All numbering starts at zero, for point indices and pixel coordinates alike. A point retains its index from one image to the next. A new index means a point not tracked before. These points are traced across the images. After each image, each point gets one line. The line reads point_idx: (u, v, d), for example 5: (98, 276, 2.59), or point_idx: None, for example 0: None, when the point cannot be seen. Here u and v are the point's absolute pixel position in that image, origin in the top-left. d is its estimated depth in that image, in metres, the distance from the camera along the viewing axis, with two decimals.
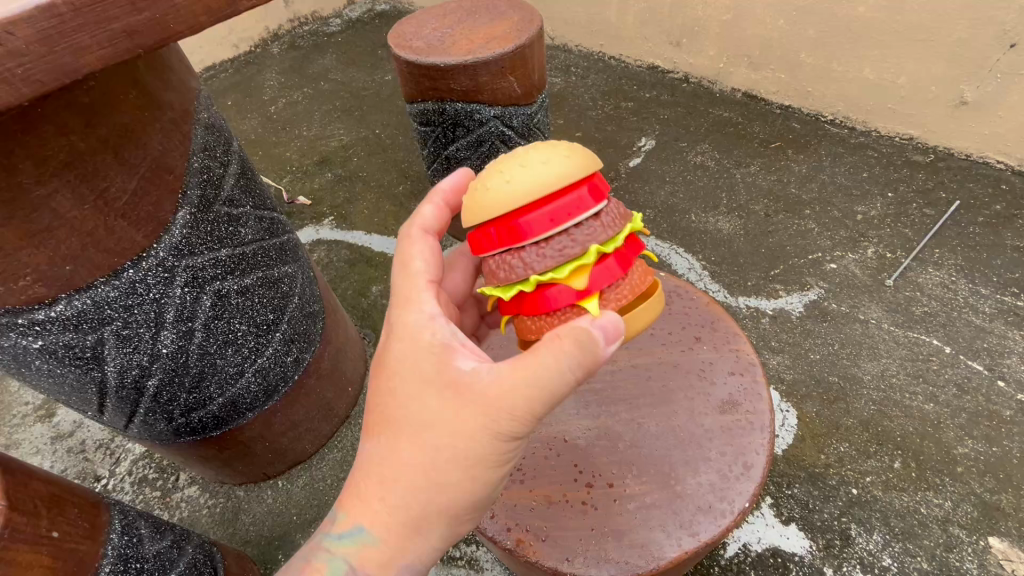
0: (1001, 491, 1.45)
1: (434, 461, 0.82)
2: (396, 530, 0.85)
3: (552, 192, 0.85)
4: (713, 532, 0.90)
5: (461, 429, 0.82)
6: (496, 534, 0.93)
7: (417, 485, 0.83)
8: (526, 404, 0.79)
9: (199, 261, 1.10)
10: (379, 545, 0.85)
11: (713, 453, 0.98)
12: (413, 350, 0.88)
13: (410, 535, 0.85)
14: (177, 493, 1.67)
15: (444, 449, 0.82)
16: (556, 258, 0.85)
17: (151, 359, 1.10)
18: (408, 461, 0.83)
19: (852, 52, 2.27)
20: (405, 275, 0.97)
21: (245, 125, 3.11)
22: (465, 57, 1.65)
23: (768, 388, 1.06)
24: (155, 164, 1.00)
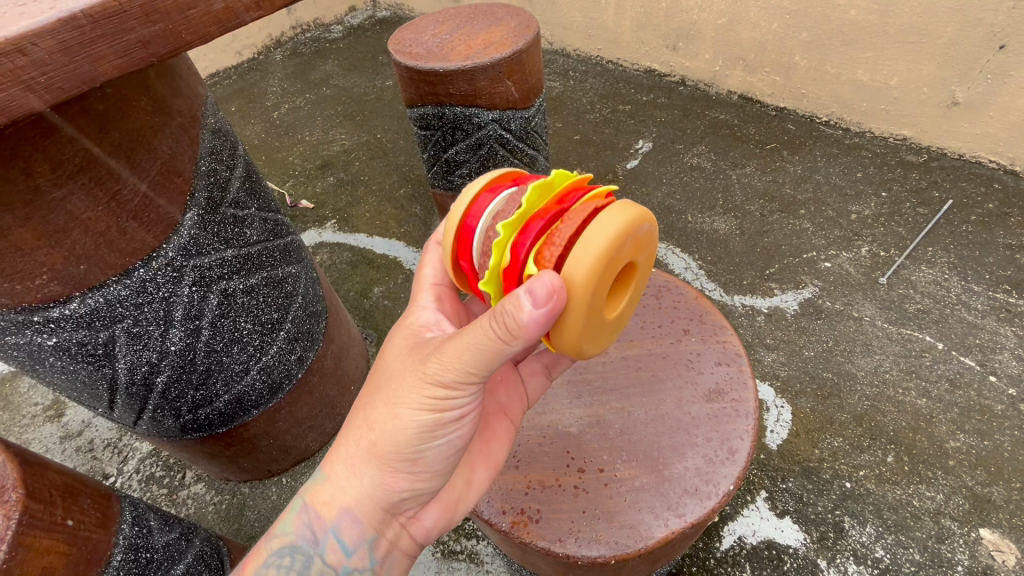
0: (993, 484, 1.48)
1: (372, 401, 0.86)
2: (340, 469, 0.88)
3: (460, 217, 0.88)
4: (699, 514, 0.93)
5: (399, 373, 0.85)
6: (491, 516, 0.96)
7: (359, 423, 0.87)
8: (450, 346, 0.79)
9: (206, 261, 1.13)
10: (325, 482, 0.89)
11: (700, 439, 1.01)
12: (400, 327, 0.98)
13: (347, 476, 0.87)
14: (183, 490, 1.71)
15: (382, 390, 0.86)
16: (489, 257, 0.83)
17: (160, 356, 1.14)
18: (358, 403, 0.89)
19: (845, 54, 2.30)
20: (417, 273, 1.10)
21: (249, 130, 3.16)
22: (463, 62, 1.69)
23: (754, 377, 1.09)
24: (165, 167, 1.04)
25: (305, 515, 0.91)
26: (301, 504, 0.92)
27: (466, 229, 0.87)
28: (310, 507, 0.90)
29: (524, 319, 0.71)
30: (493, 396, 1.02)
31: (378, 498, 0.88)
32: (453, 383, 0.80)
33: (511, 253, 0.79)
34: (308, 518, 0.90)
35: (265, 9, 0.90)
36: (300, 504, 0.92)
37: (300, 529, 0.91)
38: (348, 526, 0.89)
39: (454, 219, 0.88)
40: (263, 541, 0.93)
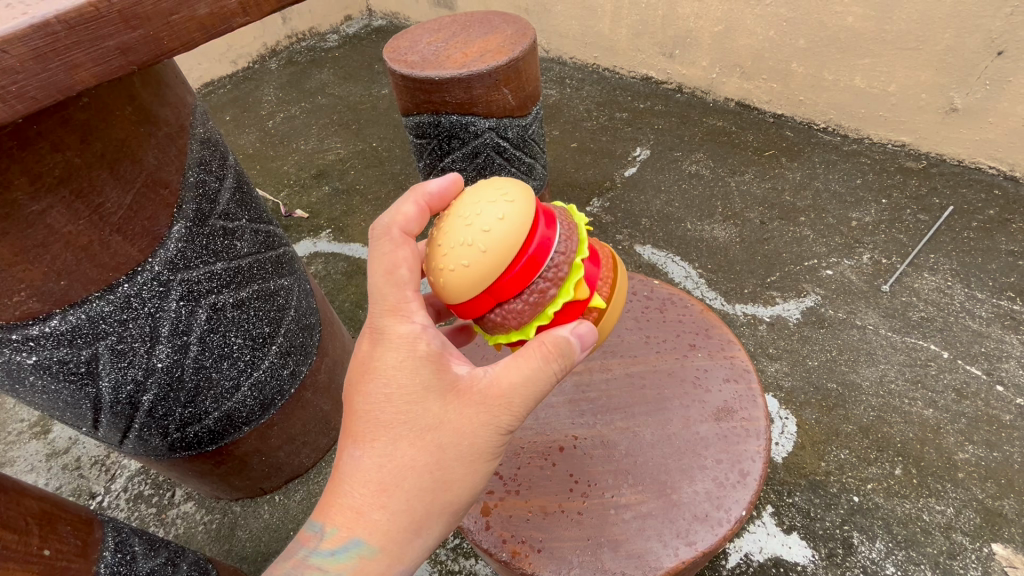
0: (1003, 497, 1.44)
1: (439, 460, 0.81)
2: (398, 536, 0.81)
3: (525, 239, 0.83)
4: (710, 542, 0.89)
5: (465, 429, 0.81)
6: (491, 546, 0.92)
7: (426, 487, 0.82)
8: (525, 397, 0.81)
9: (194, 275, 1.10)
10: (377, 555, 0.81)
11: (709, 461, 0.97)
12: (410, 359, 0.83)
13: (409, 539, 0.82)
14: (173, 510, 1.66)
15: (449, 447, 0.81)
16: (554, 286, 0.84)
17: (146, 373, 1.10)
18: (407, 462, 0.81)
19: (842, 61, 2.30)
20: (385, 276, 0.88)
21: (243, 139, 3.14)
22: (459, 70, 1.67)
23: (763, 395, 1.06)
24: (151, 178, 1.00)
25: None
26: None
27: (533, 254, 0.83)
28: None
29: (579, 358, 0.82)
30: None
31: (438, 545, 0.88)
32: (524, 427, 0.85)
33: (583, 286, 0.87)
34: None
35: (253, 14, 0.86)
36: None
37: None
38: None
39: (521, 241, 0.82)
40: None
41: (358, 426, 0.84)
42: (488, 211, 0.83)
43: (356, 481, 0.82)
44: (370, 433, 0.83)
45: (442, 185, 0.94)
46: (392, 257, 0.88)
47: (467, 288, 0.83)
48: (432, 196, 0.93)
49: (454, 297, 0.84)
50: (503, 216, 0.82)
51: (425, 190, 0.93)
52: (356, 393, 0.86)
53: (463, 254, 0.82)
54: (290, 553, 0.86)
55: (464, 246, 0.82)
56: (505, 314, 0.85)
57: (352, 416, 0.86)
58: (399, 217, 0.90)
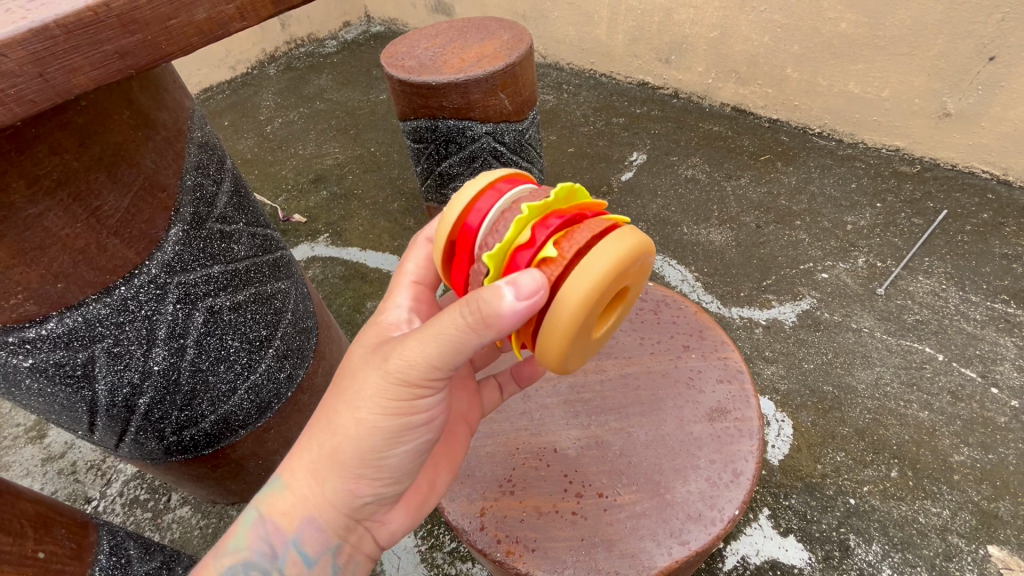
0: (999, 499, 1.45)
1: (335, 403, 0.85)
2: (300, 474, 0.88)
3: (473, 197, 0.84)
4: (703, 541, 0.90)
5: (361, 374, 0.85)
6: (486, 546, 0.92)
7: (320, 426, 0.87)
8: (413, 343, 0.79)
9: (191, 278, 1.10)
10: (282, 491, 0.88)
11: (703, 461, 0.97)
12: (372, 325, 0.97)
13: (309, 482, 0.87)
14: (169, 514, 1.65)
15: (346, 391, 0.85)
16: (498, 234, 0.79)
17: (142, 376, 1.10)
18: (322, 403, 0.88)
19: (836, 67, 2.32)
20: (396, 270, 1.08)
21: (242, 145, 3.15)
22: (456, 75, 1.68)
23: (756, 395, 1.07)
24: (148, 182, 1.01)
25: (260, 527, 0.90)
26: (255, 517, 0.90)
27: (479, 208, 0.83)
28: (265, 520, 0.89)
29: (501, 308, 0.70)
30: (455, 402, 1.02)
31: (341, 505, 0.88)
32: (417, 383, 0.81)
33: (530, 235, 0.77)
34: (264, 530, 0.89)
35: (251, 19, 0.87)
36: (255, 515, 0.91)
37: (253, 543, 0.90)
38: (311, 535, 0.89)
39: (467, 198, 0.83)
40: (213, 558, 0.91)
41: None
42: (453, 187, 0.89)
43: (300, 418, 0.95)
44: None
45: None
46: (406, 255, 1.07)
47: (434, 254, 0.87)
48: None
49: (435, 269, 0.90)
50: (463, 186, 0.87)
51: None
52: None
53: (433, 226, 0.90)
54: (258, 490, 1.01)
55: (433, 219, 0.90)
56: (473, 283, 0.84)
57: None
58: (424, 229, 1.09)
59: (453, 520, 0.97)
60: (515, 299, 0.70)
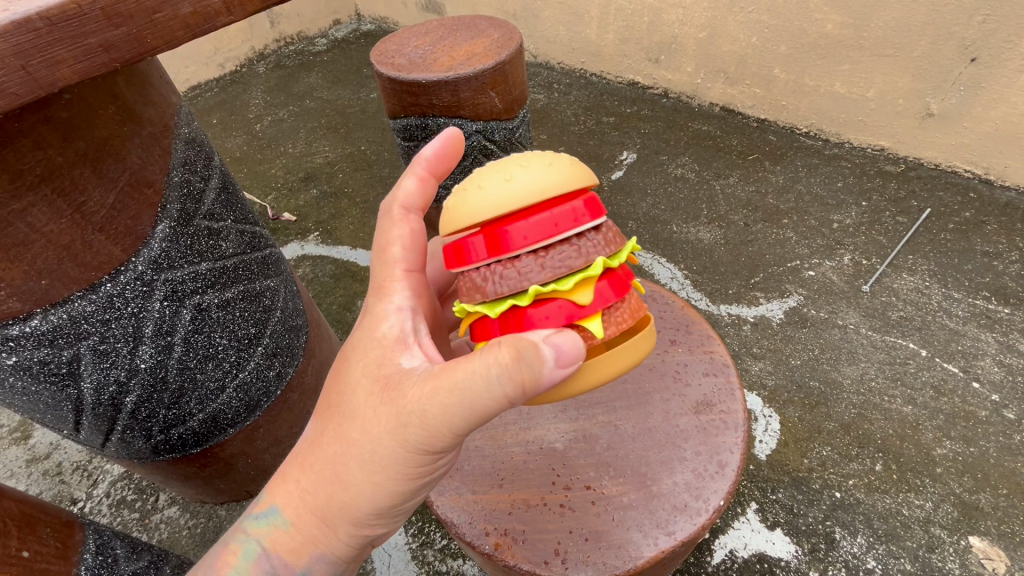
0: (980, 491, 1.47)
1: (347, 457, 0.84)
2: (310, 515, 0.88)
3: (556, 200, 0.84)
4: (689, 531, 0.90)
5: (372, 429, 0.82)
6: (474, 539, 0.93)
7: (330, 477, 0.85)
8: (432, 407, 0.77)
9: (178, 275, 1.09)
10: (289, 529, 0.88)
11: (689, 453, 0.98)
12: (367, 341, 0.90)
13: (318, 526, 0.88)
14: (157, 514, 1.64)
15: (356, 445, 0.83)
16: (558, 270, 0.83)
17: (129, 374, 1.09)
18: (330, 451, 0.86)
19: (822, 67, 2.35)
20: (378, 259, 0.99)
21: (231, 143, 3.13)
22: (446, 73, 1.68)
23: (742, 388, 1.08)
24: (134, 178, 1.00)
25: (264, 563, 0.89)
26: (257, 551, 0.89)
27: (557, 217, 0.83)
28: (271, 556, 0.89)
29: (545, 375, 0.75)
30: None
31: (353, 543, 0.90)
32: (439, 448, 0.81)
33: (587, 297, 0.84)
34: (270, 565, 0.89)
35: (237, 14, 0.87)
36: (256, 550, 0.89)
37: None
38: (320, 568, 0.90)
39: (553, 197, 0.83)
40: None
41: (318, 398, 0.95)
42: (542, 163, 0.84)
43: (297, 450, 0.91)
44: (318, 413, 0.92)
45: (433, 152, 1.02)
46: (386, 234, 0.99)
47: (479, 213, 0.82)
48: (427, 161, 1.03)
49: (456, 218, 0.84)
50: (554, 170, 0.84)
51: (418, 162, 1.03)
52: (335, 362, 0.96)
53: (495, 182, 0.83)
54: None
55: (501, 172, 0.84)
56: (490, 276, 0.85)
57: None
58: (402, 192, 1.00)
59: (442, 514, 0.97)
60: (562, 368, 0.76)
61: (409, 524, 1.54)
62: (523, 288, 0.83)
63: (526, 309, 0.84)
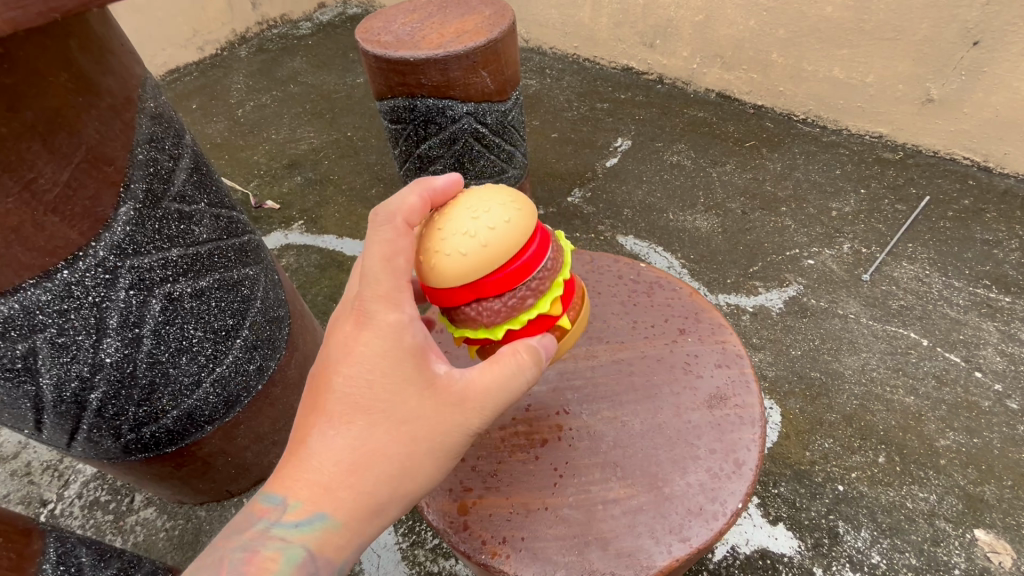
0: (984, 483, 1.44)
1: (415, 451, 0.80)
2: (366, 516, 0.79)
3: (521, 245, 0.88)
4: (705, 537, 0.85)
5: (439, 425, 0.81)
6: (470, 549, 0.87)
7: (395, 474, 0.79)
8: (497, 398, 0.82)
9: (145, 262, 1.01)
10: (342, 530, 0.78)
11: (703, 451, 0.93)
12: (397, 349, 0.80)
13: (371, 522, 0.80)
14: (132, 516, 1.56)
15: (424, 439, 0.80)
16: (534, 296, 0.90)
17: (93, 369, 1.01)
18: (390, 451, 0.79)
19: (822, 52, 2.30)
20: (385, 263, 0.81)
21: (211, 128, 3.00)
22: (435, 51, 1.60)
23: (756, 379, 1.03)
24: (92, 154, 0.91)
25: (310, 568, 0.77)
26: (301, 555, 0.77)
27: (526, 260, 0.88)
28: (317, 559, 0.77)
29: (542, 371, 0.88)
30: None
31: None
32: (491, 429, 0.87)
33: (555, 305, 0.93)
34: (316, 568, 0.77)
35: None
36: (300, 557, 0.77)
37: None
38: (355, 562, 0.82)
39: (519, 242, 0.88)
40: None
41: (331, 404, 0.79)
42: (496, 213, 0.88)
43: (327, 460, 0.78)
44: (349, 418, 0.79)
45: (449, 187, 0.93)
46: (393, 241, 0.82)
47: (459, 275, 0.86)
48: (436, 190, 0.91)
49: (440, 279, 0.87)
50: (510, 217, 0.88)
51: (427, 184, 0.90)
52: (335, 372, 0.80)
53: (461, 244, 0.86)
54: (240, 512, 0.82)
55: (465, 235, 0.86)
56: (476, 313, 0.89)
57: (320, 394, 0.81)
58: (404, 207, 0.85)
59: (433, 521, 0.91)
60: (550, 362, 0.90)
61: (399, 523, 1.48)
62: (510, 318, 0.89)
63: (517, 332, 0.91)
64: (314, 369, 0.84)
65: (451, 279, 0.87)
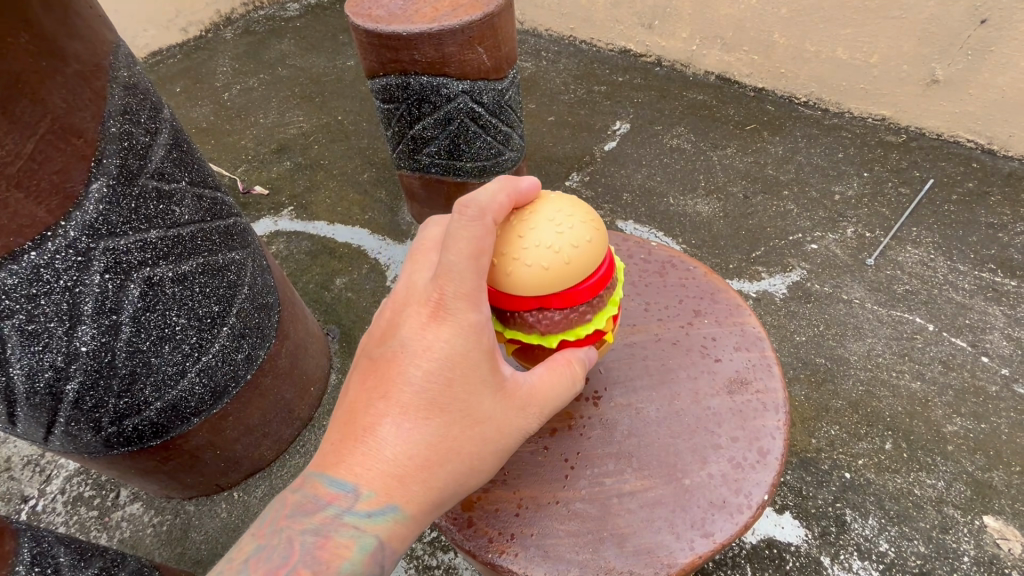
0: (992, 469, 1.42)
1: (485, 450, 0.80)
2: (432, 510, 0.80)
3: (594, 266, 0.85)
4: (728, 531, 0.81)
5: (508, 425, 0.82)
6: (476, 548, 0.83)
7: (465, 472, 0.80)
8: (558, 404, 0.85)
9: (121, 243, 0.94)
10: (410, 522, 0.79)
11: (724, 440, 0.89)
12: (474, 350, 0.79)
13: (435, 514, 0.81)
14: (118, 512, 1.50)
15: (494, 438, 0.81)
16: (591, 314, 0.88)
17: (68, 359, 0.95)
18: (462, 450, 0.79)
19: (824, 32, 2.23)
20: (469, 260, 0.77)
21: (196, 112, 2.90)
22: (429, 26, 1.53)
23: (778, 362, 0.99)
24: (59, 125, 0.84)
25: (378, 556, 0.79)
26: (371, 544, 0.79)
27: (597, 280, 0.85)
28: (385, 548, 0.79)
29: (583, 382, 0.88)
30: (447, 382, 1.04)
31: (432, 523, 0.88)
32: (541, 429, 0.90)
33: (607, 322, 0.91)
34: (383, 555, 0.79)
35: None
36: (369, 543, 0.79)
37: (369, 565, 0.80)
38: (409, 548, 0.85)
39: (595, 263, 0.85)
40: None
41: (406, 398, 0.78)
42: (580, 229, 0.84)
43: (401, 453, 0.78)
44: (421, 415, 0.78)
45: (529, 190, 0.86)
46: (481, 239, 0.77)
47: (531, 287, 0.83)
48: (521, 192, 0.86)
49: (506, 284, 0.84)
50: (592, 235, 0.85)
51: (514, 185, 0.84)
52: (410, 367, 0.78)
53: (542, 256, 0.82)
54: (303, 491, 0.82)
55: (545, 248, 0.82)
56: (530, 320, 0.87)
57: (391, 386, 0.79)
58: (494, 206, 0.79)
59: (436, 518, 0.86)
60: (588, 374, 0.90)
61: None
62: (565, 330, 0.88)
63: (571, 342, 0.90)
64: (379, 358, 0.81)
65: (520, 286, 0.84)
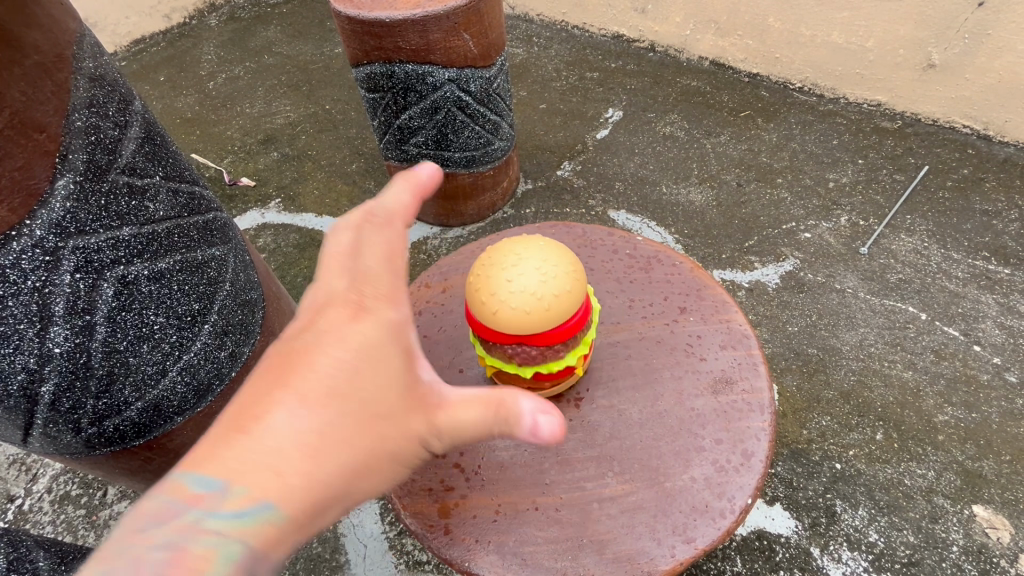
0: (982, 458, 1.42)
1: (392, 444, 0.63)
2: (315, 515, 0.59)
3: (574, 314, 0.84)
4: (710, 537, 0.81)
5: (427, 421, 0.66)
6: (456, 555, 0.82)
7: (363, 467, 0.62)
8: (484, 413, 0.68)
9: (92, 242, 0.91)
10: (284, 528, 0.57)
11: (707, 442, 0.88)
12: (393, 334, 0.65)
13: (313, 525, 0.59)
14: (106, 510, 1.49)
15: (405, 430, 0.64)
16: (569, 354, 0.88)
17: (41, 361, 0.93)
18: (364, 439, 0.61)
19: (820, 15, 2.18)
20: (386, 261, 0.71)
21: (181, 102, 2.84)
22: (413, 11, 1.48)
23: (764, 361, 0.98)
24: (19, 119, 0.81)
25: None
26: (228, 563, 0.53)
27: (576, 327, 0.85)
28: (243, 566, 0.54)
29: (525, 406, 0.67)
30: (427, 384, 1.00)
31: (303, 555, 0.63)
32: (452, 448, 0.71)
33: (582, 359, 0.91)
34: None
35: None
36: (232, 565, 0.53)
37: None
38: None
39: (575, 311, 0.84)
40: None
41: (312, 375, 0.60)
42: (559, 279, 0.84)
43: (292, 440, 0.57)
44: (324, 401, 0.60)
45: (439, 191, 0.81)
46: (393, 243, 0.73)
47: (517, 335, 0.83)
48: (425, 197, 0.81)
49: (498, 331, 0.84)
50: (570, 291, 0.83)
51: (418, 182, 0.80)
52: (325, 341, 0.62)
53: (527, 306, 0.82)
54: (157, 497, 0.54)
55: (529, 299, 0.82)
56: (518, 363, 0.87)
57: (291, 373, 0.60)
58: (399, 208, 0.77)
59: (414, 526, 0.85)
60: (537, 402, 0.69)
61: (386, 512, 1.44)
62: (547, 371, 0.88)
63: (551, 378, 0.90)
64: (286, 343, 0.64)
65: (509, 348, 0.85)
